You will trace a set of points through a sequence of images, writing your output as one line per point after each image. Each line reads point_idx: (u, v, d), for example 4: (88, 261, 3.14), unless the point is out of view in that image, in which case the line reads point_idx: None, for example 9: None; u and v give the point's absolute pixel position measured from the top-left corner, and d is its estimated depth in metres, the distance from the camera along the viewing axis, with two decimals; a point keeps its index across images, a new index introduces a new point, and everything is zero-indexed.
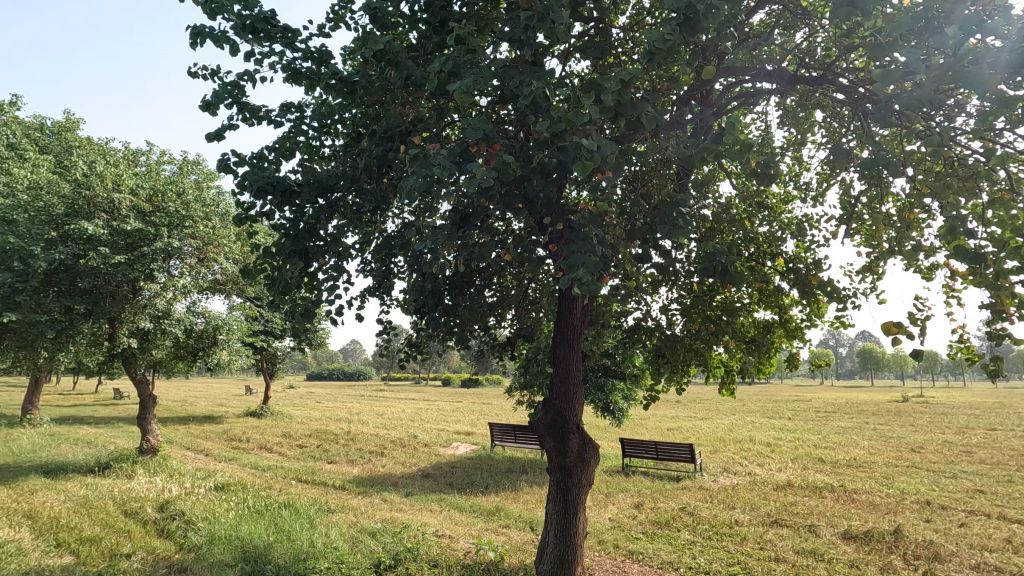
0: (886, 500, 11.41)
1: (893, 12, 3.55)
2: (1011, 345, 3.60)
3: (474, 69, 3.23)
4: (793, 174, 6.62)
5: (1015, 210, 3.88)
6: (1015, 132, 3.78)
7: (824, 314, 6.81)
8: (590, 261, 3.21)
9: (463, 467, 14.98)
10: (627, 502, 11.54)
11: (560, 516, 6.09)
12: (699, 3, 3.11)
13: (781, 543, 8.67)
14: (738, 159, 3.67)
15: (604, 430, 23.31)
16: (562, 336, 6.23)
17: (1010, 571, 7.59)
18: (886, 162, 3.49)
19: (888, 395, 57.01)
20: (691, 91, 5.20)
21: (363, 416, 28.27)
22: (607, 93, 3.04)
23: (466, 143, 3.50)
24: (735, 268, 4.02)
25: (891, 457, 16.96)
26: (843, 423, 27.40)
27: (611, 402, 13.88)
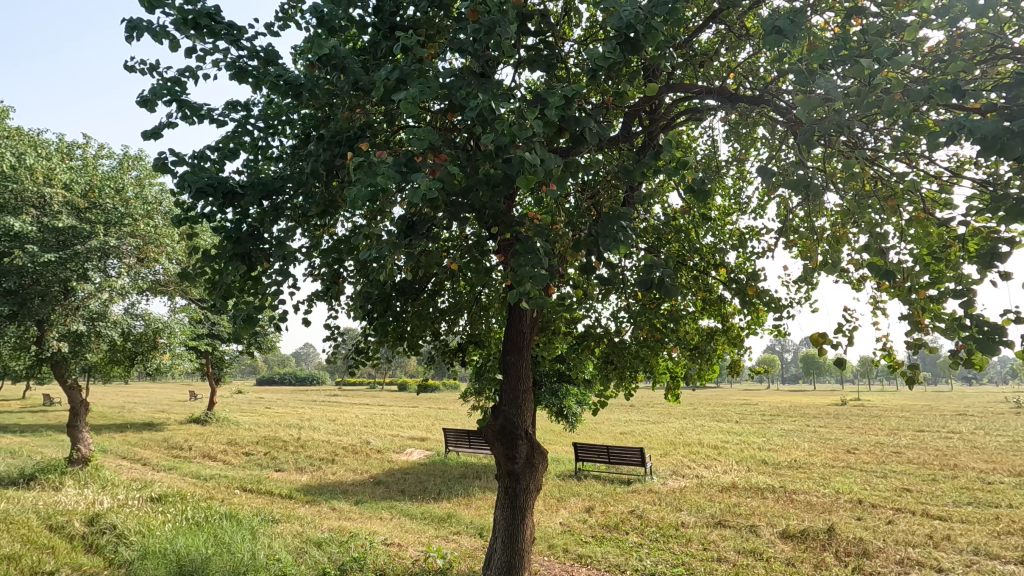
0: (822, 500, 11.97)
1: (818, 41, 3.77)
2: (925, 353, 3.87)
3: (420, 78, 3.21)
4: (736, 188, 6.90)
5: (931, 228, 4.15)
6: (930, 156, 4.05)
7: (765, 321, 7.07)
8: (535, 273, 3.22)
9: (416, 473, 14.82)
10: (578, 506, 11.69)
11: (508, 522, 6.10)
12: (639, 23, 3.23)
13: (723, 543, 8.98)
14: (676, 175, 3.79)
15: (559, 434, 23.57)
16: (512, 343, 6.29)
17: (930, 564, 8.08)
18: (810, 184, 3.74)
19: (827, 398, 59.82)
20: (636, 106, 5.40)
21: (315, 421, 27.57)
22: (552, 107, 3.08)
23: (412, 153, 3.49)
24: (674, 281, 4.16)
25: (829, 459, 17.76)
26: (786, 426, 28.52)
27: (565, 407, 14.03)
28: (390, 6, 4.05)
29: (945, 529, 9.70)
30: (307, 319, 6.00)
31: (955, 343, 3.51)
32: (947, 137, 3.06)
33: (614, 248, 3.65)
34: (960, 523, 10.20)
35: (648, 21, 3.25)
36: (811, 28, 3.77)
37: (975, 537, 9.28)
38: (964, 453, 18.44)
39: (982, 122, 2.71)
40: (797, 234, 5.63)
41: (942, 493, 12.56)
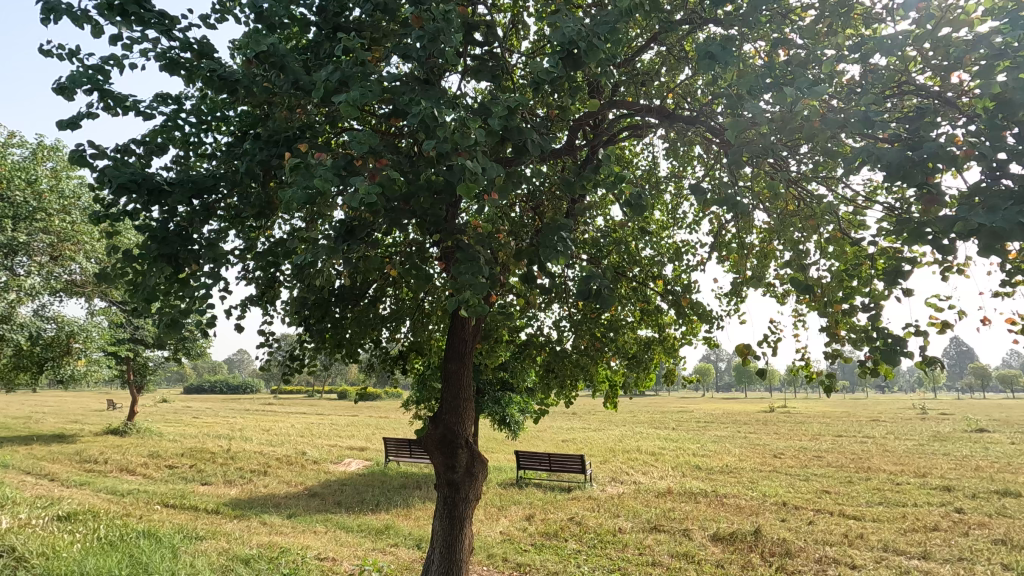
0: (750, 503, 12.55)
1: (747, 68, 4.02)
2: (840, 363, 4.15)
3: (362, 81, 3.17)
4: (674, 204, 7.18)
5: (847, 247, 4.46)
6: (846, 180, 4.37)
7: (699, 331, 7.33)
8: (472, 280, 3.23)
9: (354, 484, 14.40)
10: (518, 514, 11.70)
11: (446, 532, 6.00)
12: (580, 40, 3.33)
13: (657, 547, 9.23)
14: (615, 189, 3.89)
15: (501, 442, 23.56)
16: (454, 351, 6.26)
17: (845, 562, 8.61)
18: (737, 202, 3.97)
19: (757, 405, 62.92)
20: (579, 120, 5.55)
21: (246, 431, 26.32)
22: (494, 117, 3.11)
23: (352, 157, 3.42)
24: (610, 292, 4.27)
25: (757, 463, 18.65)
26: (719, 432, 29.73)
27: (508, 415, 14.03)
28: (333, 6, 3.97)
29: (858, 528, 10.38)
30: (239, 325, 5.75)
31: (864, 354, 3.79)
32: (858, 163, 3.32)
33: (552, 258, 3.70)
34: (872, 521, 10.94)
35: (590, 38, 3.35)
36: (741, 57, 4.03)
37: (884, 534, 9.97)
38: (877, 456, 19.82)
39: (887, 151, 2.97)
40: (729, 249, 5.90)
41: (858, 494, 13.44)
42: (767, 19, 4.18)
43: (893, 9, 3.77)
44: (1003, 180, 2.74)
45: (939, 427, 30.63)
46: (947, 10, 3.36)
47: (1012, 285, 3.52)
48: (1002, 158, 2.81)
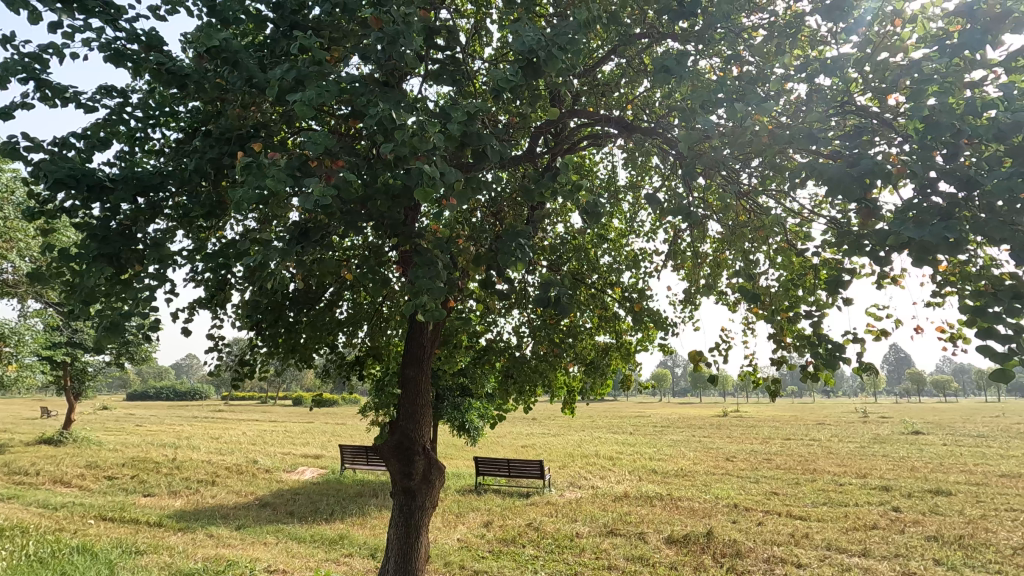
0: (703, 505, 12.87)
1: (700, 83, 4.17)
2: (786, 369, 4.31)
3: (319, 81, 3.12)
4: (632, 213, 7.32)
5: (792, 257, 4.67)
6: (794, 194, 4.57)
7: (655, 337, 7.48)
8: (429, 285, 3.20)
9: (308, 493, 13.99)
10: (476, 520, 11.63)
11: (402, 541, 5.89)
12: (540, 49, 3.37)
13: (613, 551, 9.34)
14: (573, 197, 3.95)
15: (460, 448, 23.40)
16: (411, 357, 6.19)
17: (792, 561, 8.91)
18: (689, 212, 4.11)
19: (711, 410, 64.66)
20: (540, 127, 5.61)
21: (194, 440, 25.25)
22: (454, 122, 3.10)
23: (306, 157, 3.34)
24: (567, 298, 4.32)
25: (711, 467, 19.13)
26: (675, 436, 30.43)
27: (467, 421, 13.95)
28: (291, 4, 3.89)
29: (805, 528, 10.79)
30: (186, 329, 5.53)
31: (807, 360, 3.96)
32: (803, 177, 3.48)
33: (511, 264, 3.72)
34: (817, 521, 11.39)
35: (551, 48, 3.39)
36: (695, 73, 4.18)
37: (828, 533, 10.40)
38: (822, 458, 20.66)
39: (828, 167, 3.12)
40: (684, 258, 6.06)
41: (804, 495, 13.98)
42: (721, 37, 4.33)
43: (836, 33, 3.97)
44: (932, 197, 2.92)
45: (879, 430, 32.20)
46: (884, 36, 3.56)
47: (941, 295, 3.75)
48: (932, 176, 2.99)
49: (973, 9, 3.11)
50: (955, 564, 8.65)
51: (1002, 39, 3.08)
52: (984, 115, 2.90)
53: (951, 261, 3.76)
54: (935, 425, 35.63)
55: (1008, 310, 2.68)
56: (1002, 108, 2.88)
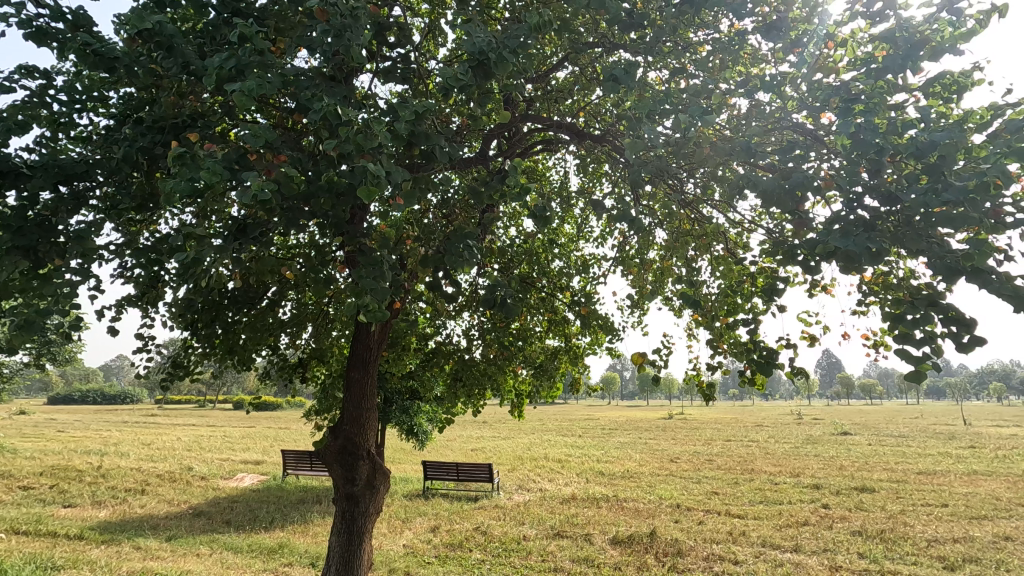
0: (647, 506, 13.17)
1: (648, 93, 4.30)
2: (724, 373, 4.46)
3: (260, 72, 3.00)
4: (583, 219, 7.42)
5: (732, 266, 4.86)
6: (735, 204, 4.76)
7: (604, 341, 7.59)
8: (373, 286, 3.13)
9: (246, 501, 13.40)
10: (423, 525, 11.47)
11: (343, 548, 5.69)
12: (491, 51, 3.38)
13: (560, 554, 9.41)
14: (520, 200, 3.96)
15: (409, 453, 23.06)
16: (357, 359, 6.04)
17: (729, 558, 9.23)
18: (634, 218, 4.25)
19: (657, 413, 66.43)
20: (493, 130, 5.62)
21: (122, 446, 23.74)
22: (401, 120, 3.05)
23: (245, 151, 3.21)
24: (514, 301, 4.33)
25: (656, 468, 19.61)
26: (622, 438, 31.06)
27: (416, 424, 13.74)
28: None
29: (742, 526, 11.22)
30: (114, 328, 5.20)
31: (743, 364, 4.14)
32: (741, 189, 3.63)
33: (458, 266, 3.68)
34: (753, 519, 11.87)
35: (500, 50, 3.40)
36: (643, 83, 4.31)
37: (763, 531, 10.85)
38: (759, 458, 21.57)
39: (762, 179, 3.28)
40: (632, 263, 6.17)
41: (742, 494, 14.54)
42: (669, 50, 4.46)
43: (777, 52, 4.17)
44: (859, 210, 3.09)
45: (811, 432, 33.97)
46: (818, 57, 3.76)
47: (865, 303, 3.99)
48: (857, 192, 3.17)
49: (896, 36, 3.33)
50: (877, 556, 9.19)
51: (922, 66, 3.31)
52: (904, 135, 3.10)
53: (874, 272, 4.00)
54: (860, 425, 37.96)
55: (925, 316, 2.86)
56: (920, 130, 3.09)
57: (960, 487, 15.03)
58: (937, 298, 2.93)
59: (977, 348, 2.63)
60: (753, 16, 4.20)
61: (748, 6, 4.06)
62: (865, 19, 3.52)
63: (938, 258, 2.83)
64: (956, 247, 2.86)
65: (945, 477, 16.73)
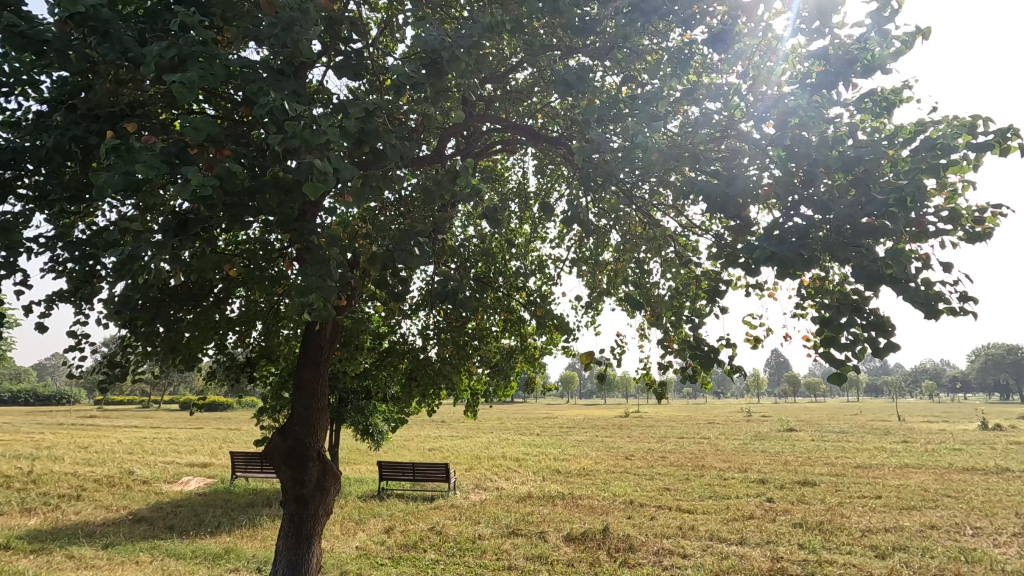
0: (601, 503, 13.40)
1: (601, 100, 4.44)
2: (671, 372, 4.62)
3: (204, 64, 2.91)
4: (540, 221, 7.46)
5: (680, 268, 5.04)
6: (683, 209, 4.94)
7: (559, 340, 7.67)
8: (317, 284, 3.08)
9: (191, 505, 12.92)
10: (377, 526, 11.33)
11: (291, 552, 5.55)
12: (444, 50, 3.38)
13: (514, 552, 9.47)
14: (472, 200, 3.97)
15: (365, 453, 22.73)
16: (308, 358, 5.92)
17: (678, 552, 9.51)
18: (582, 220, 4.40)
19: (613, 411, 67.60)
20: (450, 129, 5.61)
21: (57, 450, 22.39)
22: (351, 117, 3.02)
23: (186, 144, 3.10)
24: (465, 301, 4.34)
25: (611, 466, 19.98)
26: (580, 436, 31.41)
27: (371, 424, 13.56)
28: None
29: (691, 520, 11.57)
30: (43, 325, 4.91)
31: (687, 363, 4.33)
32: (686, 195, 3.78)
33: (408, 266, 3.66)
34: (702, 514, 12.25)
35: (453, 50, 3.41)
36: (597, 88, 4.44)
37: (711, 525, 11.20)
38: (709, 455, 22.25)
39: (705, 186, 3.44)
40: (587, 264, 6.23)
41: (692, 490, 14.98)
42: (624, 57, 4.59)
43: (724, 63, 4.33)
44: (794, 218, 3.25)
45: (759, 428, 35.24)
46: (762, 70, 3.94)
47: (802, 305, 4.20)
48: (792, 201, 3.33)
49: (831, 54, 3.52)
50: (815, 546, 9.65)
51: (853, 83, 3.50)
52: (835, 148, 3.28)
53: (810, 276, 4.21)
54: (805, 422, 39.80)
55: (850, 321, 3.05)
56: (850, 144, 3.28)
57: (892, 480, 15.94)
58: (862, 303, 3.12)
59: (893, 352, 2.84)
60: (702, 26, 4.33)
61: (697, 17, 4.20)
62: (804, 36, 3.70)
63: (863, 265, 3.03)
64: (878, 255, 3.07)
65: (879, 470, 17.70)
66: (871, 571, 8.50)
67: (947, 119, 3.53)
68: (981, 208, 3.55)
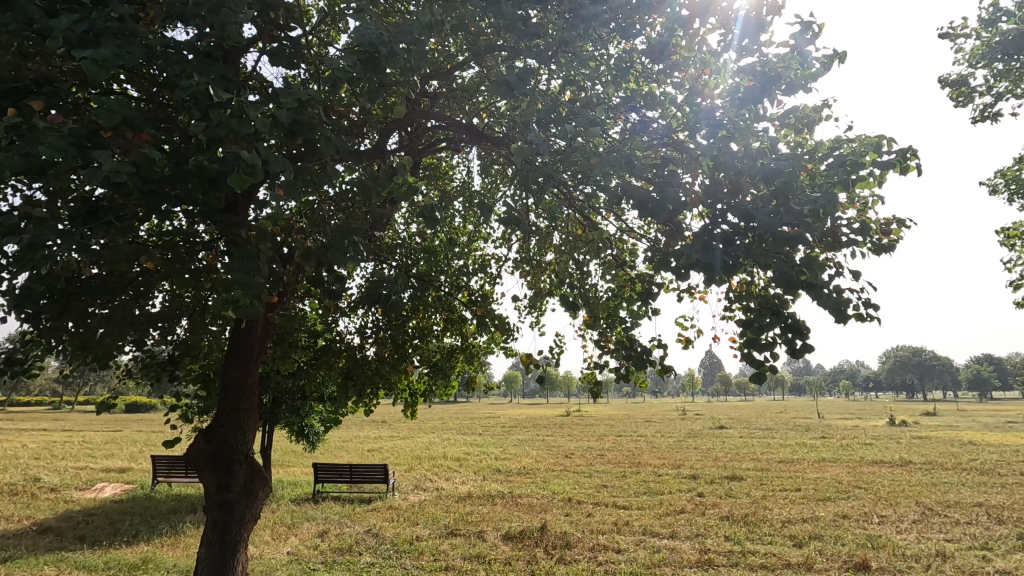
0: (540, 501, 13.56)
1: (542, 102, 4.48)
2: (607, 370, 4.73)
3: (120, 41, 2.72)
4: (483, 222, 7.43)
5: (618, 270, 5.17)
6: (622, 213, 5.06)
7: (500, 340, 7.67)
8: (244, 280, 2.94)
9: (105, 513, 12.07)
10: (310, 531, 10.97)
11: (214, 561, 5.27)
12: (381, 46, 3.33)
13: (452, 552, 9.42)
14: (409, 199, 3.89)
15: (299, 456, 21.96)
16: (236, 356, 5.63)
17: (613, 547, 9.77)
18: (519, 220, 4.42)
19: (555, 410, 68.46)
20: (392, 124, 5.50)
21: None
22: (281, 107, 2.90)
23: (99, 127, 2.88)
24: (401, 300, 4.26)
25: (551, 464, 20.25)
26: (522, 436, 31.60)
27: (307, 425, 13.15)
28: None
29: (627, 516, 11.90)
30: None
31: (621, 362, 4.45)
32: (621, 200, 3.86)
33: (342, 263, 3.56)
34: (636, 509, 12.63)
35: (392, 45, 3.33)
36: (538, 90, 4.48)
37: (645, 520, 11.56)
38: (645, 452, 22.94)
39: (638, 192, 3.53)
40: (530, 263, 6.25)
41: (628, 486, 15.42)
42: (567, 61, 4.66)
43: (661, 75, 4.49)
44: (721, 225, 3.39)
45: (692, 426, 36.64)
46: (696, 82, 4.11)
47: (731, 308, 4.39)
48: (720, 210, 3.48)
49: (758, 71, 3.71)
50: (740, 538, 10.16)
51: (777, 99, 3.69)
52: (758, 160, 3.44)
53: (738, 280, 4.41)
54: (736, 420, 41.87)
55: (772, 323, 3.24)
56: (773, 156, 3.46)
57: (811, 473, 17.00)
58: (782, 307, 3.31)
59: (809, 353, 3.02)
60: (640, 36, 4.47)
61: (635, 28, 4.34)
62: (734, 52, 3.87)
63: (784, 272, 3.20)
64: (796, 263, 3.25)
65: (799, 464, 18.85)
66: (789, 559, 9.02)
67: (860, 137, 3.79)
68: (888, 221, 3.85)
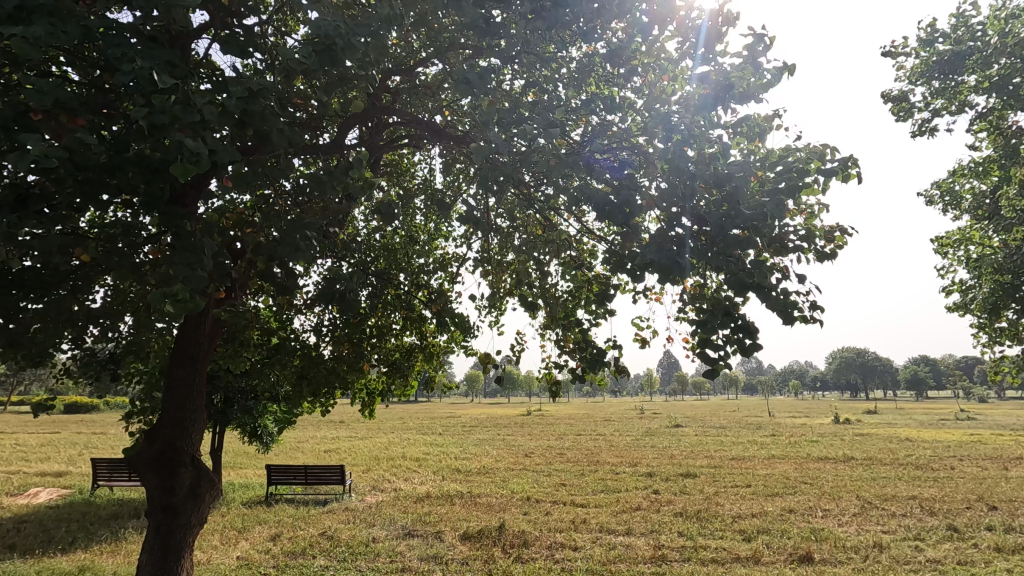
0: (499, 500, 13.58)
1: (503, 102, 4.48)
2: (565, 370, 4.78)
3: (55, 20, 2.57)
4: (445, 220, 7.39)
5: (577, 271, 5.22)
6: (581, 214, 5.10)
7: (460, 339, 7.63)
8: (189, 275, 2.83)
9: (39, 520, 11.42)
10: (261, 534, 10.65)
11: (156, 567, 5.05)
12: (338, 38, 3.26)
13: (409, 553, 9.33)
14: (366, 195, 3.82)
15: (253, 457, 21.31)
16: (183, 354, 5.39)
17: (569, 545, 9.87)
18: (479, 219, 4.40)
19: (516, 410, 68.62)
20: (352, 119, 5.40)
21: None
22: (229, 96, 2.79)
23: (31, 110, 2.72)
24: (357, 297, 4.18)
25: (511, 463, 20.30)
26: (481, 436, 31.56)
27: (260, 426, 12.77)
28: None
29: (583, 514, 12.04)
30: None
31: (578, 362, 4.49)
32: (579, 201, 3.90)
33: (294, 259, 3.46)
34: (593, 507, 12.81)
35: (349, 37, 3.26)
36: (499, 90, 4.48)
37: (601, 517, 11.73)
38: (604, 450, 23.28)
39: (596, 194, 3.57)
40: (491, 263, 6.24)
41: (586, 484, 15.61)
42: (529, 62, 4.68)
43: (621, 80, 4.56)
44: (675, 228, 3.47)
45: (650, 425, 37.38)
46: (653, 87, 4.19)
47: (684, 310, 4.49)
48: (674, 213, 3.56)
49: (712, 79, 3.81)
50: (692, 533, 10.43)
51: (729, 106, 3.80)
52: (711, 165, 3.53)
53: (692, 282, 4.51)
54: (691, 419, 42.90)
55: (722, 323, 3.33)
56: (725, 162, 3.56)
57: (760, 470, 17.62)
58: (733, 308, 3.40)
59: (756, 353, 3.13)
60: (601, 40, 4.52)
61: (596, 32, 4.40)
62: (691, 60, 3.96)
63: (735, 273, 3.29)
64: (746, 266, 3.35)
65: (750, 461, 19.52)
66: (737, 553, 9.32)
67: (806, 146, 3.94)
68: (831, 228, 4.01)
